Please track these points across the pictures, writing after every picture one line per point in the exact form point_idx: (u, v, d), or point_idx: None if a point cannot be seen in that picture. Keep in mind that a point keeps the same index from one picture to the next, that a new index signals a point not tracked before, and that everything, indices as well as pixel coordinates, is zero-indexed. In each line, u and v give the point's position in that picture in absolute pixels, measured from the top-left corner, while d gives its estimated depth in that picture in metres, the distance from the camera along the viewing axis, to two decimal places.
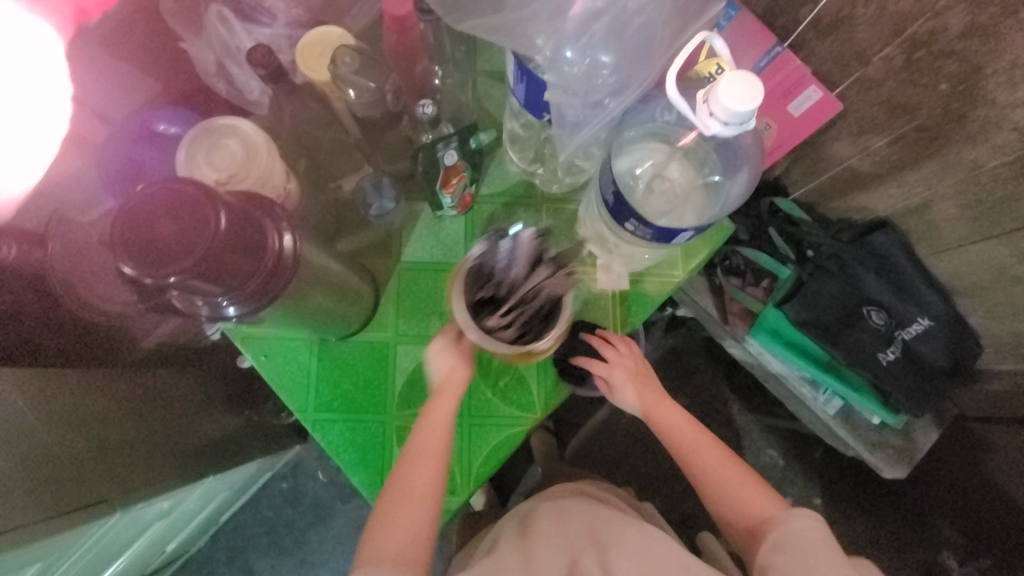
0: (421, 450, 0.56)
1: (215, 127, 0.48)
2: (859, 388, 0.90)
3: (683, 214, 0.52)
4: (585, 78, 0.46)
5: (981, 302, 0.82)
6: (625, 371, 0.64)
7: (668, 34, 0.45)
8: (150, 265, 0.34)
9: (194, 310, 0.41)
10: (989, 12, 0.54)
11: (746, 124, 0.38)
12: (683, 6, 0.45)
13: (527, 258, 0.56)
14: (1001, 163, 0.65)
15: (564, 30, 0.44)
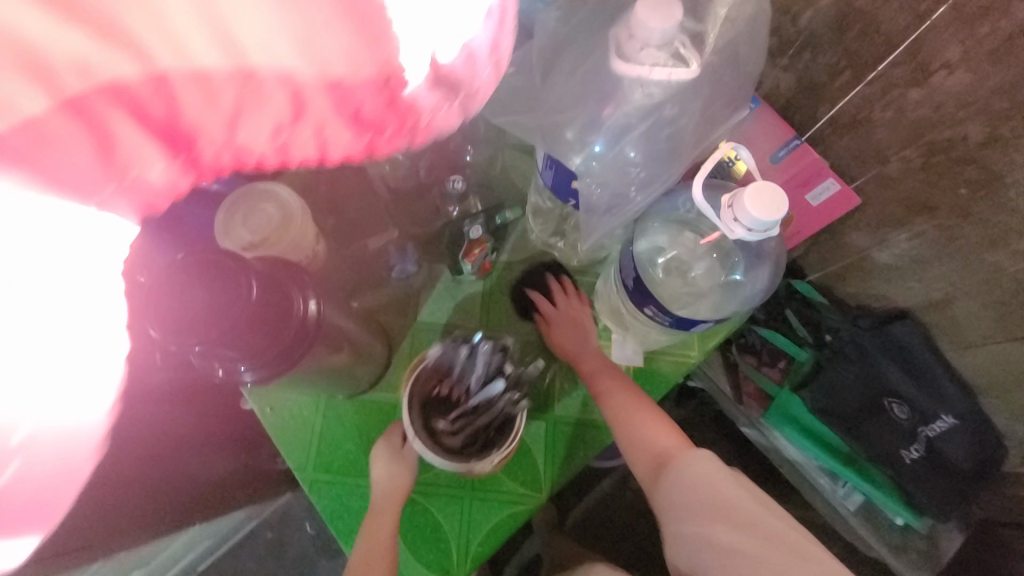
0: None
1: (254, 190, 0.50)
2: (882, 485, 0.86)
3: (700, 306, 0.52)
4: (613, 170, 0.48)
5: (1007, 403, 0.79)
6: (569, 318, 0.64)
7: (695, 136, 0.48)
8: (178, 333, 0.36)
9: (208, 370, 0.42)
10: (1008, 126, 0.55)
11: (770, 230, 0.39)
12: (711, 112, 0.47)
13: (481, 372, 0.56)
14: (1022, 268, 0.65)
15: (596, 128, 0.46)
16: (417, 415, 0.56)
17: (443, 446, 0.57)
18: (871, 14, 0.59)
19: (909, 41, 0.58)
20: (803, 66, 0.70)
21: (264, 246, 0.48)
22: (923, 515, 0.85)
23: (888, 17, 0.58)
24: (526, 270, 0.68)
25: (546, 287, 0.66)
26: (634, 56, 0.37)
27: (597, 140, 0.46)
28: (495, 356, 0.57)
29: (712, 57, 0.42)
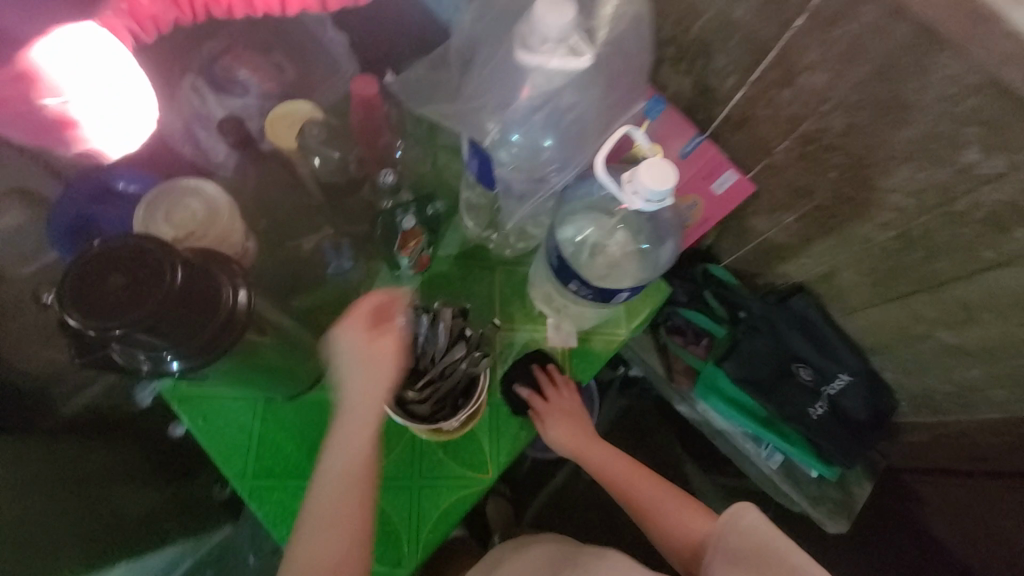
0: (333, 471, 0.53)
1: (177, 187, 0.50)
2: (797, 442, 0.95)
3: (619, 277, 0.57)
4: (529, 154, 0.54)
5: (890, 358, 0.92)
6: (559, 410, 0.68)
7: (600, 122, 0.53)
8: (95, 317, 0.34)
9: (134, 364, 0.41)
10: (861, 115, 0.66)
11: (665, 201, 0.45)
12: (609, 104, 0.54)
13: (445, 338, 0.60)
14: (886, 238, 0.76)
15: (507, 116, 0.51)
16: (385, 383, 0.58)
17: (410, 410, 0.59)
18: (746, 25, 0.68)
19: (778, 47, 0.67)
20: (698, 70, 0.79)
21: (187, 240, 0.47)
22: (833, 465, 0.95)
23: (759, 27, 0.67)
24: (513, 364, 0.69)
25: (534, 380, 0.68)
26: (534, 49, 0.42)
27: (510, 126, 0.52)
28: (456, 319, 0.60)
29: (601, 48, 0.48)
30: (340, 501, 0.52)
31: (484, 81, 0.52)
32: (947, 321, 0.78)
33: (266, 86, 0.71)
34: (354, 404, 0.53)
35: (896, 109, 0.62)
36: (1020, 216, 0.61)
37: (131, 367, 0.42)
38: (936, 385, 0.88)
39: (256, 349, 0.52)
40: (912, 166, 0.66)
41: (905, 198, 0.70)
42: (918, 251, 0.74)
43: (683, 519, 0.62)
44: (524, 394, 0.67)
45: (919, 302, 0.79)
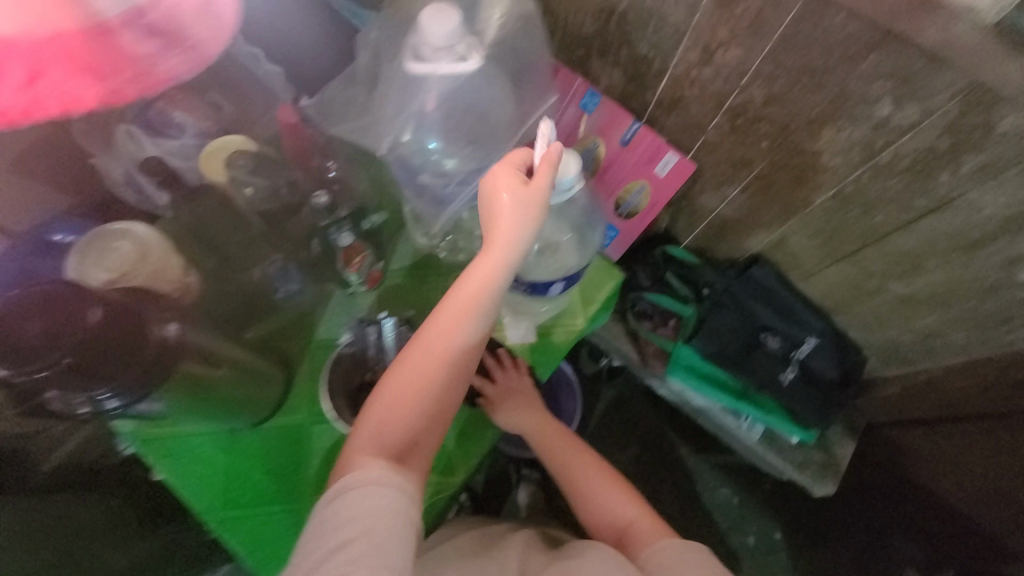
0: (447, 320, 0.50)
1: (107, 233, 0.51)
2: (773, 410, 0.98)
3: (547, 266, 0.59)
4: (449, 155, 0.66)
5: (853, 317, 0.93)
6: (511, 393, 0.71)
7: (507, 122, 0.65)
8: (18, 366, 0.38)
9: (72, 409, 0.41)
10: (779, 84, 0.68)
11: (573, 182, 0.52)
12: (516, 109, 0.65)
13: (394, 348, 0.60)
14: (824, 199, 0.77)
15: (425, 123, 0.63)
16: (344, 402, 0.58)
17: None
18: (657, 10, 0.70)
19: (690, 28, 0.69)
20: (624, 59, 0.81)
21: (123, 278, 0.48)
22: (810, 428, 0.96)
23: (670, 11, 0.69)
24: None
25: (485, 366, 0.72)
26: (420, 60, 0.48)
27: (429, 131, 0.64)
28: (402, 329, 0.60)
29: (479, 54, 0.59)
30: (444, 353, 0.51)
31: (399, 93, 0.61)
32: (896, 272, 0.80)
33: (203, 124, 0.73)
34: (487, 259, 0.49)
35: (810, 74, 0.64)
36: (940, 161, 0.63)
37: (71, 412, 0.42)
38: (901, 338, 0.90)
39: (210, 378, 0.54)
40: (833, 126, 0.68)
41: (833, 158, 0.71)
42: (856, 208, 0.75)
43: (622, 499, 0.67)
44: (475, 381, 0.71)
45: (868, 258, 0.81)
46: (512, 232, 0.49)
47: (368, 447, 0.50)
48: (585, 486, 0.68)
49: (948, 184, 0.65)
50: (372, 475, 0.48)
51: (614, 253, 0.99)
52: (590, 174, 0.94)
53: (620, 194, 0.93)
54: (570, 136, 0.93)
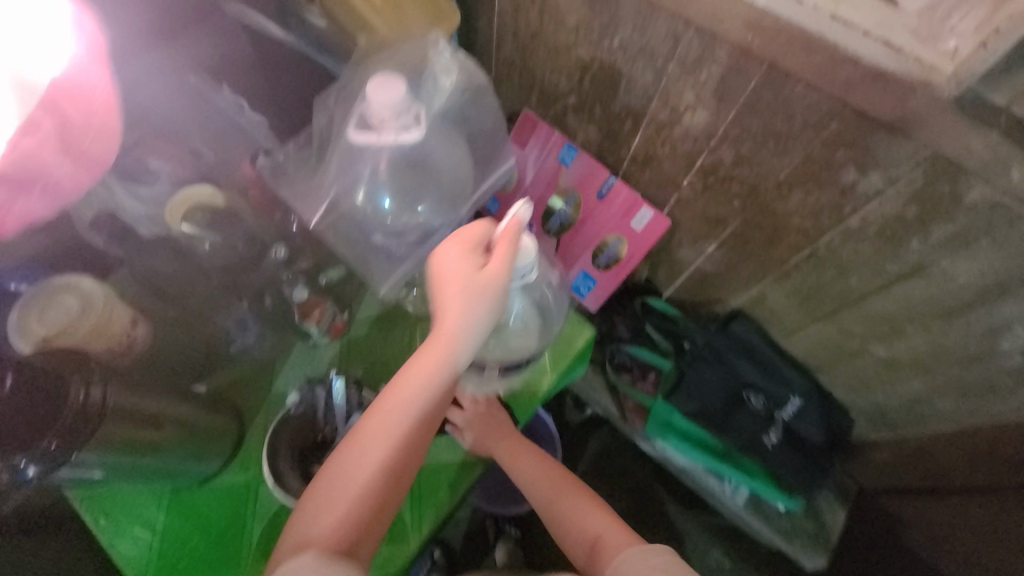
0: (400, 394, 0.47)
1: (49, 287, 0.50)
2: (757, 475, 0.93)
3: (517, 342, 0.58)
4: (403, 215, 0.65)
5: (838, 377, 0.90)
6: (476, 417, 0.67)
7: (466, 184, 0.66)
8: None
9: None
10: (746, 147, 0.68)
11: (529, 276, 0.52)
12: (477, 171, 0.68)
13: (344, 408, 0.58)
14: (799, 258, 0.76)
15: (378, 183, 0.62)
16: (291, 466, 0.55)
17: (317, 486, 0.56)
18: (627, 73, 0.72)
19: (658, 90, 0.71)
20: (598, 116, 0.82)
21: (59, 339, 0.48)
22: (795, 495, 0.92)
23: (639, 75, 0.71)
24: None
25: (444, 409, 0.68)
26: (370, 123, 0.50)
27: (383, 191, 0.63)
28: (353, 388, 0.59)
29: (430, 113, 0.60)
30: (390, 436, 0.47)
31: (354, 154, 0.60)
32: (876, 334, 0.78)
33: (179, 172, 0.73)
34: (438, 331, 0.47)
35: (776, 138, 0.64)
36: (909, 229, 0.62)
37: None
38: (888, 401, 0.87)
39: (158, 443, 0.52)
40: (802, 189, 0.67)
41: (805, 219, 0.71)
42: (831, 269, 0.74)
43: (593, 513, 0.62)
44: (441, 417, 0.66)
45: (847, 318, 0.79)
46: (467, 310, 0.47)
47: (308, 529, 0.46)
48: (560, 510, 0.63)
49: (919, 251, 0.64)
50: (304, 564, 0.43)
51: (591, 305, 0.99)
52: (568, 225, 0.94)
53: (597, 246, 0.93)
54: (549, 186, 0.93)
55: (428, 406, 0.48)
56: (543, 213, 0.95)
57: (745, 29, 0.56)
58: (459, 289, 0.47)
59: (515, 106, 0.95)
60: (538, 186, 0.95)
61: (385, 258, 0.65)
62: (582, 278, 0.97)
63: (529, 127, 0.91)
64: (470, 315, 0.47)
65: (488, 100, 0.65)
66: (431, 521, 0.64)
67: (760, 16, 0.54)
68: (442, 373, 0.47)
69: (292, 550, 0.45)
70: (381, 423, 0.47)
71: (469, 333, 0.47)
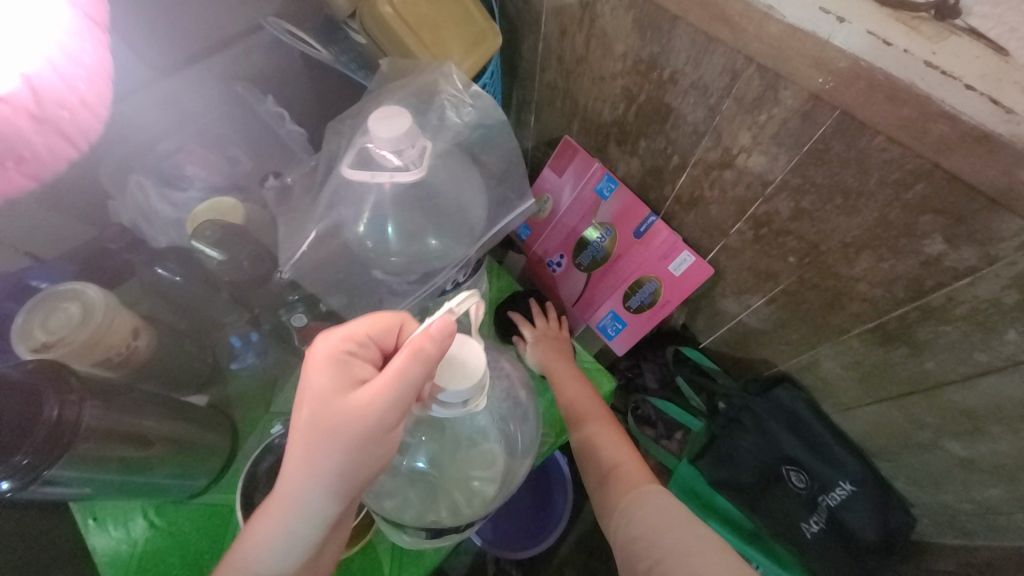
0: (262, 533, 0.41)
1: (59, 293, 0.50)
2: (791, 566, 0.83)
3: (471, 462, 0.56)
4: (406, 249, 0.60)
5: (900, 468, 0.78)
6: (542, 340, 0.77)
7: (480, 220, 0.62)
8: None
9: None
10: (807, 200, 0.60)
11: (467, 403, 0.45)
12: (494, 207, 0.64)
13: None
14: (863, 330, 0.66)
15: (383, 210, 0.59)
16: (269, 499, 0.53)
17: None
18: (675, 108, 0.65)
19: (710, 128, 0.63)
20: (642, 150, 0.76)
21: (55, 347, 0.48)
22: None
23: (689, 110, 0.64)
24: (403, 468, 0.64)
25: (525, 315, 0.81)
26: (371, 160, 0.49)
27: (387, 220, 0.59)
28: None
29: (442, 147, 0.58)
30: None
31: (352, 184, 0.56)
32: (954, 430, 0.66)
33: (211, 178, 0.74)
34: (303, 464, 0.41)
35: (844, 194, 0.56)
36: (1005, 317, 0.52)
37: None
38: (960, 505, 0.73)
39: (146, 461, 0.51)
40: (872, 254, 0.58)
41: (873, 288, 0.61)
42: (901, 348, 0.64)
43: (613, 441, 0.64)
44: (518, 318, 0.80)
45: (917, 405, 0.68)
46: (324, 454, 0.41)
47: None
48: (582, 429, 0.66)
49: (1017, 343, 0.53)
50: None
51: (617, 347, 0.92)
52: (600, 261, 0.88)
53: (630, 286, 0.86)
54: (583, 218, 0.88)
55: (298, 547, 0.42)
56: (575, 245, 0.90)
57: (816, 70, 0.49)
58: (313, 428, 0.41)
59: (555, 132, 0.90)
60: (572, 217, 0.89)
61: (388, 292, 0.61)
62: (611, 318, 0.90)
63: (568, 154, 0.86)
64: (325, 463, 0.41)
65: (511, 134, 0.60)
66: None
67: (835, 57, 0.47)
68: (293, 523, 0.41)
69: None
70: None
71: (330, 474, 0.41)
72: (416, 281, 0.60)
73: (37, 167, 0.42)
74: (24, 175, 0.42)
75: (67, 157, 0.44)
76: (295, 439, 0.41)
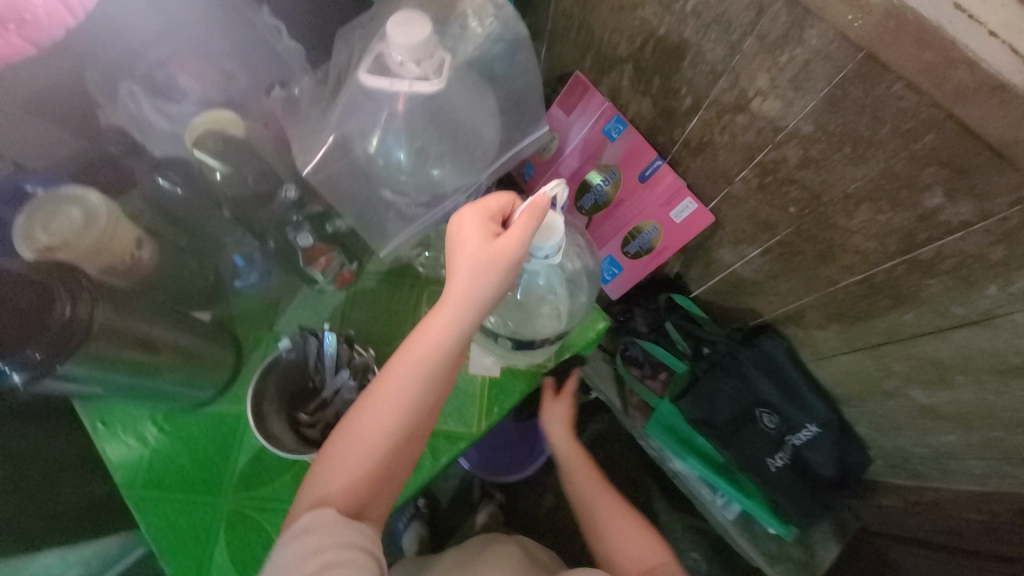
0: (418, 353, 0.45)
1: (60, 196, 0.50)
2: (753, 494, 0.90)
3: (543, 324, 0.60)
4: (418, 172, 0.60)
5: (864, 413, 0.84)
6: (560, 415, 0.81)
7: (495, 146, 0.62)
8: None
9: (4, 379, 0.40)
10: (817, 148, 0.60)
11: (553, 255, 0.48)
12: (507, 133, 0.64)
13: (332, 362, 0.57)
14: (851, 282, 0.69)
15: (395, 130, 0.57)
16: (274, 407, 0.56)
17: (304, 437, 0.57)
18: (695, 44, 0.63)
19: (729, 67, 0.62)
20: (656, 90, 0.74)
21: (60, 249, 0.48)
22: (789, 523, 0.89)
23: (709, 48, 0.62)
24: None
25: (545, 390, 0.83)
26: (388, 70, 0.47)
27: (397, 141, 0.58)
28: (344, 347, 0.58)
29: (458, 65, 0.55)
30: (396, 406, 0.46)
31: (370, 95, 0.55)
32: (920, 378, 0.71)
33: (207, 92, 0.70)
34: (455, 294, 0.45)
35: (854, 143, 0.56)
36: (989, 272, 0.55)
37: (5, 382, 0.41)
38: (914, 449, 0.80)
39: (155, 367, 0.53)
40: (872, 207, 0.59)
41: (867, 241, 0.63)
42: (883, 300, 0.67)
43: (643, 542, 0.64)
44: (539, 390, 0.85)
45: (890, 355, 0.72)
46: (473, 293, 0.45)
47: (316, 490, 0.45)
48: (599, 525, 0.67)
49: (995, 298, 0.56)
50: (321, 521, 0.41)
51: (611, 291, 0.94)
52: (602, 204, 0.88)
53: (630, 231, 0.87)
54: (589, 159, 0.87)
55: (444, 368, 0.46)
56: (578, 187, 0.90)
57: (846, 7, 0.47)
58: (466, 264, 0.45)
59: (567, 66, 0.87)
60: (578, 158, 0.88)
61: (395, 214, 0.62)
62: (608, 263, 0.91)
63: (578, 91, 0.84)
64: (476, 289, 0.45)
65: (527, 55, 0.59)
66: (408, 488, 0.63)
67: None
68: (446, 345, 0.46)
69: (305, 508, 0.44)
70: (387, 393, 0.46)
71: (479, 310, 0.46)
72: (426, 204, 0.62)
73: (34, 38, 0.45)
74: (22, 43, 0.45)
75: (68, 25, 0.47)
76: (448, 285, 0.45)
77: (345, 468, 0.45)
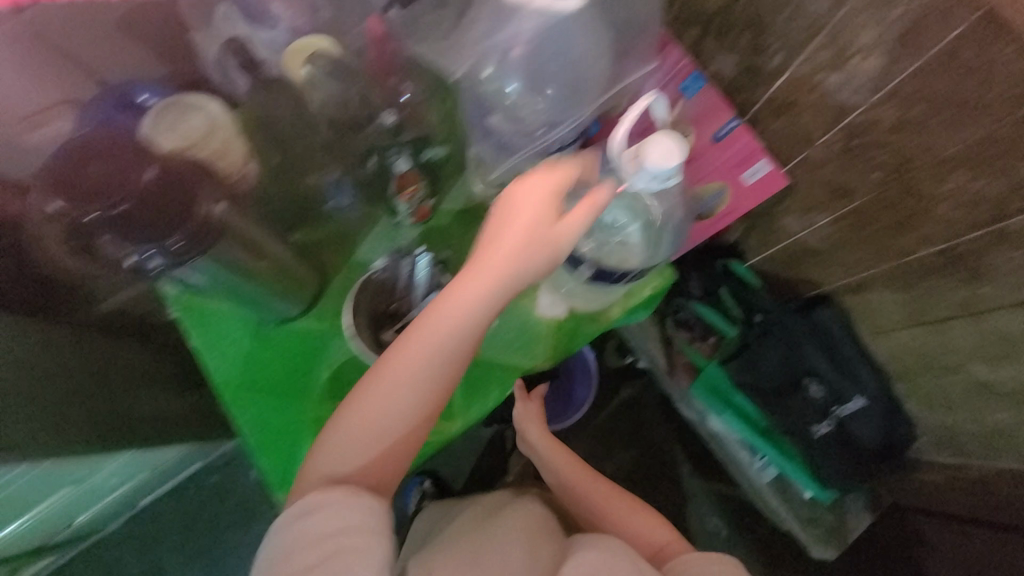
0: (446, 328, 0.47)
1: (183, 102, 0.52)
2: (795, 458, 0.93)
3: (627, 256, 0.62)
4: (527, 101, 0.63)
5: (916, 388, 0.84)
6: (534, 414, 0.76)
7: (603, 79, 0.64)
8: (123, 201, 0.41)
9: (140, 264, 0.44)
10: (915, 109, 0.59)
11: (665, 176, 0.52)
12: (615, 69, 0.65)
13: (423, 286, 0.64)
14: (927, 253, 0.68)
15: (511, 60, 0.61)
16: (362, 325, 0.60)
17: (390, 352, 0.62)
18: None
19: (831, 22, 0.60)
20: (743, 46, 0.73)
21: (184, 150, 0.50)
22: (827, 487, 0.93)
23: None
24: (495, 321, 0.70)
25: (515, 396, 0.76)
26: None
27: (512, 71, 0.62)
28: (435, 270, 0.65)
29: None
30: (414, 380, 0.47)
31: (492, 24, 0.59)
32: (985, 354, 0.71)
33: None
34: (493, 269, 0.46)
35: (959, 106, 0.55)
36: None
37: (141, 267, 0.45)
38: (964, 426, 0.81)
39: (254, 271, 0.56)
40: (967, 172, 0.59)
41: (953, 210, 0.62)
42: (956, 275, 0.67)
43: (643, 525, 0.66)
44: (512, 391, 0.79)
45: (955, 330, 0.72)
46: (508, 274, 0.47)
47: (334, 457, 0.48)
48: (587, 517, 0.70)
49: None
50: (334, 499, 0.46)
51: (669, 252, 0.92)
52: None
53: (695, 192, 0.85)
54: None
55: (470, 338, 0.48)
56: None
57: None
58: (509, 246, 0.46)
59: None
60: None
61: (497, 145, 0.66)
62: None
63: None
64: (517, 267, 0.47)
65: None
66: (478, 412, 0.67)
67: None
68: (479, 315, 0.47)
69: (317, 486, 0.47)
70: (405, 367, 0.47)
71: (511, 285, 0.48)
72: (533, 135, 0.64)
73: None
74: None
75: None
76: (485, 259, 0.47)
77: (368, 429, 0.48)
